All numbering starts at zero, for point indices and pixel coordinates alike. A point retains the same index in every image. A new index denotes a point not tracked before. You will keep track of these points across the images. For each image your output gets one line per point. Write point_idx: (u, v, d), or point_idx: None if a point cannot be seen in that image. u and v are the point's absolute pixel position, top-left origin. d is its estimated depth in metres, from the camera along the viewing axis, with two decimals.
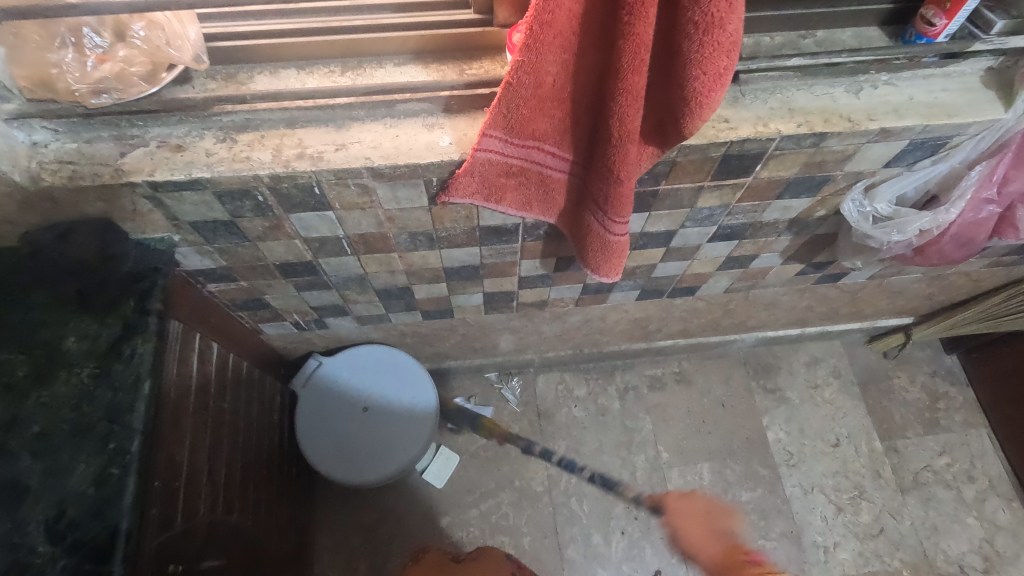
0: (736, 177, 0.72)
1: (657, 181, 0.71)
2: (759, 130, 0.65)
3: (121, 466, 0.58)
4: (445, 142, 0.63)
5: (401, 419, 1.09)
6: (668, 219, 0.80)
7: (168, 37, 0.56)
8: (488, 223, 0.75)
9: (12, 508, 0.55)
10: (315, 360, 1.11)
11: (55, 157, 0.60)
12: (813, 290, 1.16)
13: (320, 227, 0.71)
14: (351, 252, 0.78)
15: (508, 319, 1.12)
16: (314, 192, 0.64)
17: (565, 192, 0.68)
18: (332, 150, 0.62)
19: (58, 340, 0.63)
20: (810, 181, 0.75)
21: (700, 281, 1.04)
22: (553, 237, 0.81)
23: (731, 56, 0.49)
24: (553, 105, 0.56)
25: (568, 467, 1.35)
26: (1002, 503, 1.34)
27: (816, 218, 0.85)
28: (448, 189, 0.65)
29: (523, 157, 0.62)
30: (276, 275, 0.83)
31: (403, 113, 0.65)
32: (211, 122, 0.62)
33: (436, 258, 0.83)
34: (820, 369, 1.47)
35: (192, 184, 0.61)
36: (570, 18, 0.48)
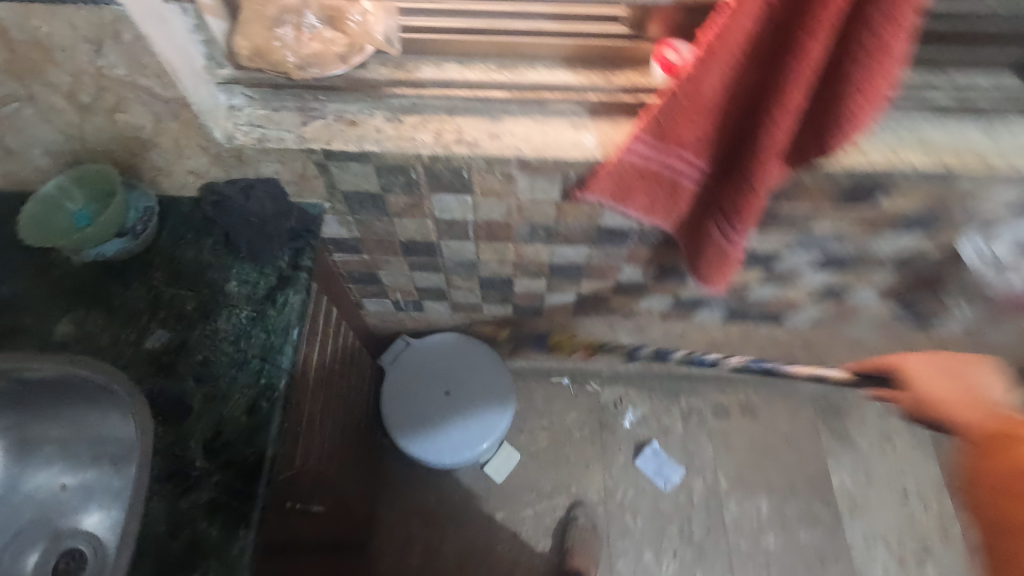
0: (857, 205, 0.74)
1: (779, 200, 0.74)
2: (892, 160, 0.67)
3: (270, 399, 0.64)
4: (590, 142, 0.68)
5: (479, 407, 1.13)
6: (779, 239, 0.82)
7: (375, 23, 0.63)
8: (607, 223, 0.79)
9: (177, 423, 0.62)
10: (404, 341, 1.16)
11: (248, 120, 0.68)
12: (902, 334, 1.15)
13: (455, 210, 0.78)
14: (472, 237, 0.84)
15: (592, 325, 1.16)
16: (462, 175, 0.70)
17: (690, 201, 0.72)
18: (486, 138, 0.68)
19: (223, 282, 0.71)
20: (929, 217, 0.76)
21: (790, 309, 1.05)
22: (664, 245, 0.85)
23: (889, 85, 0.52)
24: (702, 117, 0.61)
25: (625, 480, 1.36)
26: None
27: (925, 257, 0.86)
28: (585, 186, 0.71)
29: (662, 163, 0.66)
30: (398, 253, 0.90)
31: (552, 111, 0.70)
32: (382, 103, 0.69)
33: (546, 253, 0.88)
34: (892, 418, 1.44)
35: (361, 156, 0.68)
36: (741, 36, 0.52)
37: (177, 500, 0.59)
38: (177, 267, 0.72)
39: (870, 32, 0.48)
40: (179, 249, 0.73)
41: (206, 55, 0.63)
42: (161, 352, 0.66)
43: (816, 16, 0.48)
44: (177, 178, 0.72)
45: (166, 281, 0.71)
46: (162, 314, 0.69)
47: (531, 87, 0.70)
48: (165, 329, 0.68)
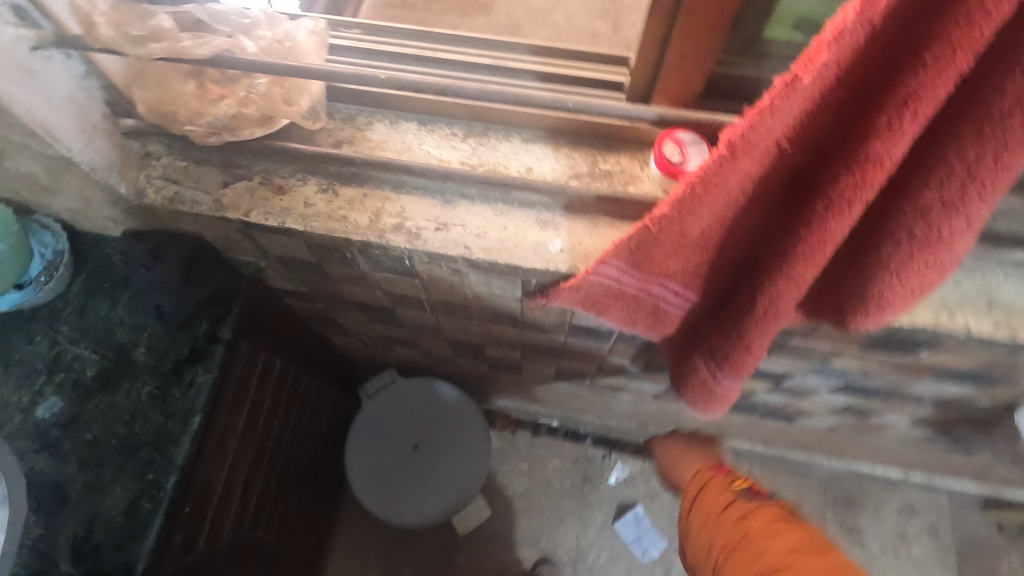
0: (891, 353, 0.59)
1: (790, 336, 0.59)
2: (942, 321, 0.51)
3: (152, 501, 0.57)
4: (555, 247, 0.55)
5: (449, 466, 1.05)
6: (790, 364, 0.68)
7: (288, 90, 0.56)
8: (581, 322, 0.67)
9: (49, 514, 0.56)
10: (389, 376, 1.07)
11: (163, 173, 0.59)
12: (937, 452, 0.98)
13: (404, 287, 0.67)
14: (429, 310, 0.73)
15: (577, 388, 1.04)
16: (404, 263, 0.59)
17: (679, 324, 0.58)
18: (432, 228, 0.56)
19: (130, 347, 0.63)
20: (984, 376, 0.60)
21: (805, 414, 0.90)
22: (651, 349, 0.72)
23: (943, 273, 0.37)
24: (692, 252, 0.46)
25: (600, 543, 1.27)
26: None
27: (975, 404, 0.69)
28: (548, 295, 0.58)
29: (641, 288, 0.53)
30: (352, 308, 0.80)
31: (518, 201, 0.57)
32: (318, 168, 0.58)
33: (516, 333, 0.76)
34: (915, 521, 1.28)
35: (283, 231, 0.57)
36: (744, 182, 0.38)
37: None
38: (86, 323, 0.64)
39: (921, 217, 0.33)
40: (92, 300, 0.65)
41: (108, 102, 0.54)
42: (49, 425, 0.60)
43: (845, 187, 0.33)
44: (94, 222, 0.64)
45: (70, 338, 0.63)
46: (59, 378, 0.62)
47: (496, 169, 0.57)
48: (58, 397, 0.61)
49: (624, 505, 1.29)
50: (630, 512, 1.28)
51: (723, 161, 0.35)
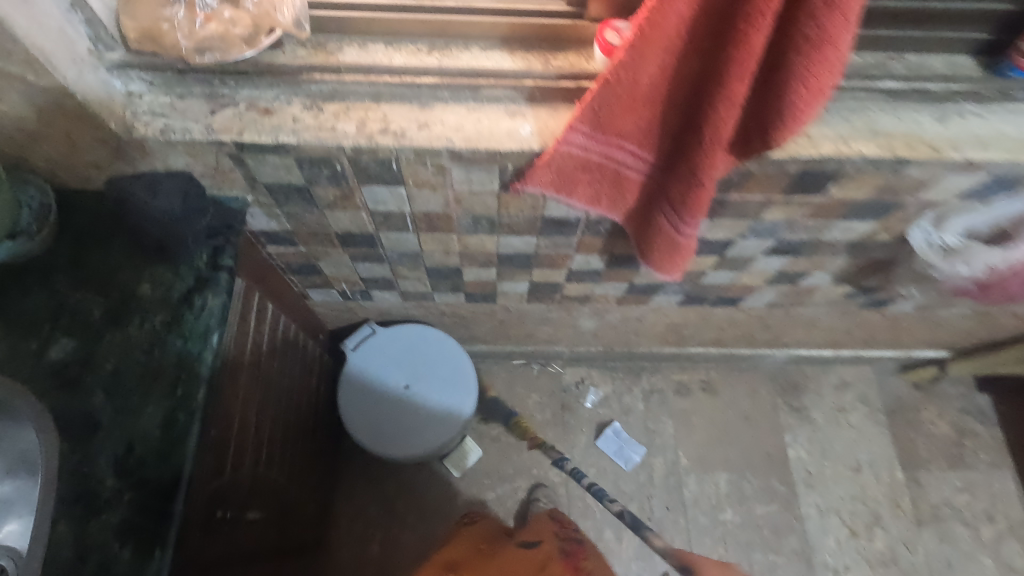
0: (807, 194, 0.71)
1: (728, 190, 0.70)
2: (841, 149, 0.64)
3: (186, 412, 0.60)
4: (525, 131, 0.63)
5: (440, 399, 1.11)
6: (730, 227, 0.80)
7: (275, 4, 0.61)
8: (552, 213, 0.76)
9: (84, 441, 0.58)
10: (369, 328, 1.13)
11: (149, 109, 0.62)
12: (857, 313, 1.15)
13: (388, 201, 0.73)
14: (411, 229, 0.80)
15: (547, 310, 1.13)
16: (391, 167, 0.65)
17: (637, 191, 0.68)
18: (414, 127, 0.63)
19: (134, 286, 0.65)
20: (881, 205, 0.74)
21: (747, 292, 1.03)
22: (614, 235, 0.81)
23: (835, 74, 0.49)
24: (643, 107, 0.56)
25: (586, 461, 1.37)
26: (1020, 547, 1.33)
27: (877, 242, 0.84)
28: (524, 178, 0.66)
29: (604, 154, 0.62)
30: (335, 244, 0.85)
31: (486, 98, 0.65)
32: (300, 88, 0.63)
33: (492, 243, 0.84)
34: (849, 393, 1.46)
35: (277, 148, 0.62)
36: (679, 23, 0.48)
37: (85, 524, 0.56)
38: (82, 271, 0.66)
39: (811, 20, 0.44)
40: (84, 250, 0.67)
41: (91, 37, 0.56)
42: (66, 364, 0.61)
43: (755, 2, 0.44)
44: (77, 171, 0.66)
45: (69, 286, 0.65)
46: (66, 323, 0.63)
47: (463, 71, 0.64)
48: (70, 338, 0.63)
49: (606, 424, 1.40)
50: (610, 427, 1.39)
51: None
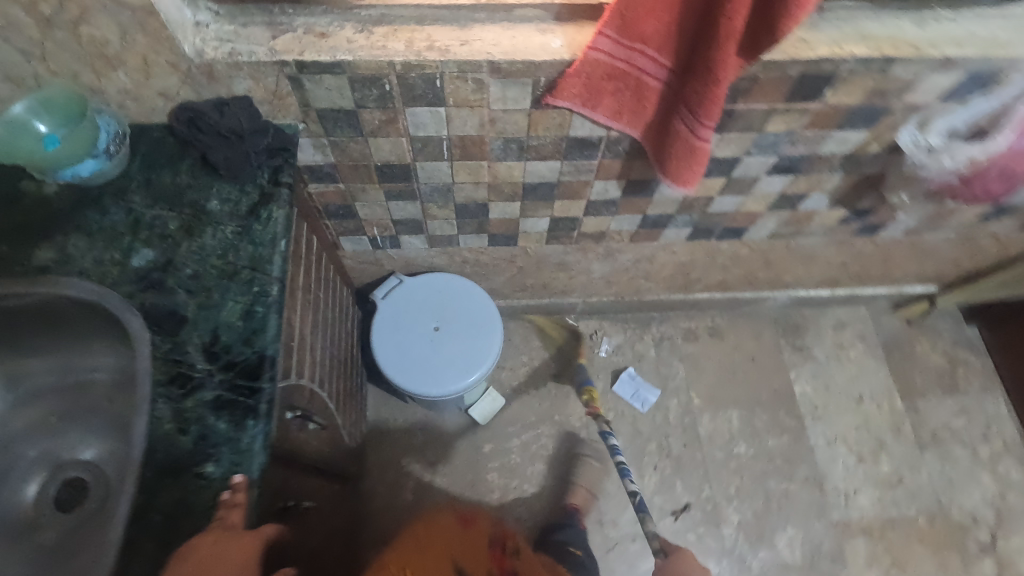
0: (805, 100, 0.79)
1: (736, 99, 0.78)
2: (835, 51, 0.72)
3: (263, 306, 0.66)
4: (556, 44, 0.71)
5: (468, 339, 1.17)
6: (736, 143, 0.88)
7: None
8: (577, 133, 0.83)
9: (173, 332, 0.64)
10: (396, 278, 1.20)
11: (216, 36, 0.68)
12: (851, 242, 1.23)
13: (428, 125, 0.80)
14: (446, 157, 0.86)
15: (565, 252, 1.20)
16: (435, 85, 0.72)
17: (657, 100, 0.76)
18: (456, 44, 0.70)
19: (204, 201, 0.71)
20: (871, 111, 0.82)
21: (750, 221, 1.12)
22: (631, 156, 0.89)
23: None
24: (665, 8, 0.64)
25: (604, 406, 1.43)
26: (1015, 463, 1.41)
27: (868, 155, 0.92)
28: (555, 91, 0.74)
29: (628, 59, 0.70)
30: (373, 179, 0.91)
31: (519, 18, 0.72)
32: (351, 15, 0.70)
33: (520, 171, 0.91)
34: (847, 331, 1.55)
35: (334, 66, 0.69)
36: None
37: (180, 402, 0.61)
38: (155, 190, 0.72)
39: None
40: (154, 173, 0.73)
41: None
42: (150, 269, 0.67)
43: None
44: (146, 101, 0.72)
45: (144, 204, 0.71)
46: (145, 235, 0.69)
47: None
48: (150, 248, 0.68)
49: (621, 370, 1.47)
50: (626, 372, 1.46)
51: None
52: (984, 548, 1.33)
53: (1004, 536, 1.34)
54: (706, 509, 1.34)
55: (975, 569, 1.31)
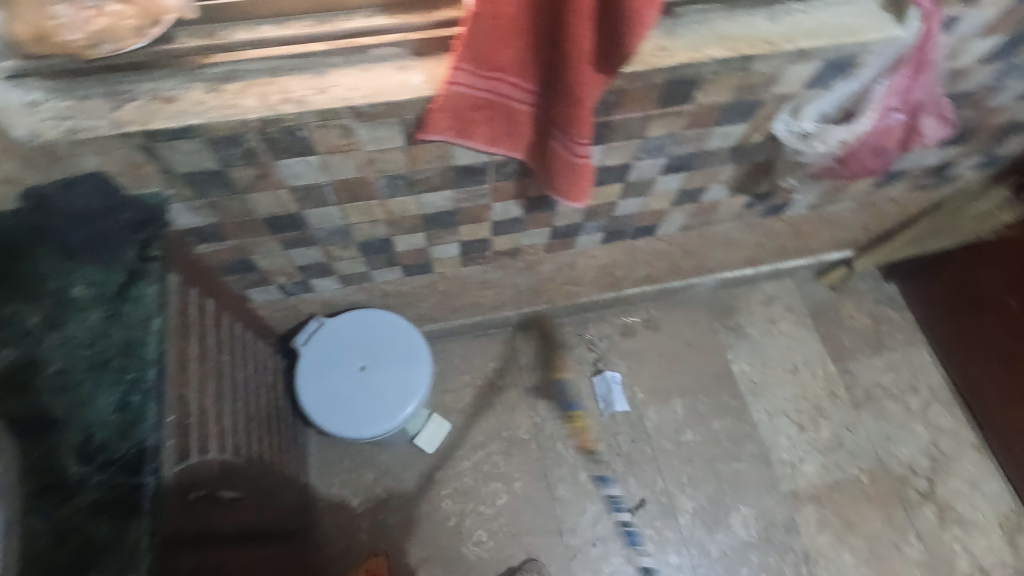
0: (678, 104, 0.80)
1: (610, 112, 0.79)
2: (694, 55, 0.73)
3: (140, 393, 0.63)
4: (416, 81, 0.70)
5: (396, 373, 1.15)
6: (622, 151, 0.88)
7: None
8: (461, 162, 0.82)
9: (43, 435, 0.60)
10: (317, 321, 1.17)
11: (53, 114, 0.64)
12: (760, 223, 1.27)
13: (305, 173, 0.77)
14: (334, 201, 0.84)
15: (485, 271, 1.19)
16: (299, 135, 0.70)
17: (530, 123, 0.75)
18: (313, 93, 0.68)
19: (68, 288, 0.68)
20: (745, 105, 0.84)
21: (658, 218, 1.13)
22: (522, 176, 0.88)
23: None
24: (512, 37, 0.64)
25: (551, 414, 1.44)
26: (944, 409, 1.49)
27: (753, 144, 0.94)
28: (424, 126, 0.73)
29: (490, 89, 0.69)
30: (264, 232, 0.88)
31: (376, 57, 0.71)
32: (198, 74, 0.67)
33: (414, 204, 0.90)
34: (776, 305, 1.60)
35: (186, 132, 0.66)
36: None
37: (57, 510, 0.58)
38: (13, 282, 0.68)
39: None
40: (12, 262, 0.69)
41: None
42: (10, 371, 0.63)
43: None
44: None
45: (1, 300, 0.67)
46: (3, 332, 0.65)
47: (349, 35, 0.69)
48: (8, 347, 0.64)
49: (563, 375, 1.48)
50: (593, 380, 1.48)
51: None
52: (923, 495, 1.39)
53: (940, 480, 1.41)
54: (661, 502, 1.36)
55: (918, 517, 1.37)
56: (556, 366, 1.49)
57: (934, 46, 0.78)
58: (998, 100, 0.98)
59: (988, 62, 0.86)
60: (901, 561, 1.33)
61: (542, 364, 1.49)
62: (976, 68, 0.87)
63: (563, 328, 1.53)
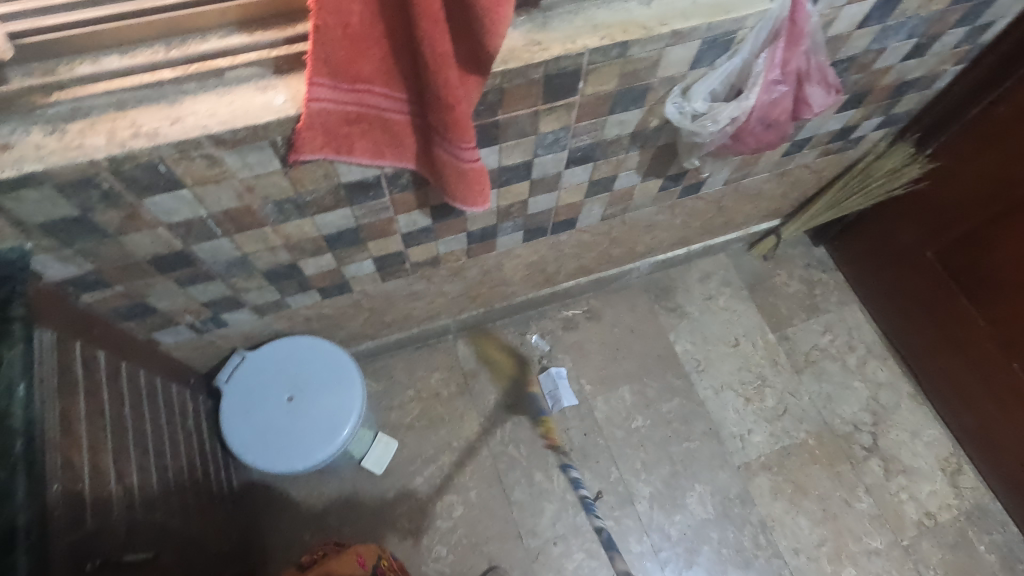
0: (564, 97, 0.79)
1: (494, 112, 0.77)
2: (569, 47, 0.72)
3: (7, 468, 0.60)
4: (279, 101, 0.66)
5: (326, 400, 1.11)
6: (519, 150, 0.87)
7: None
8: (348, 179, 0.79)
9: None
10: (239, 355, 1.13)
11: None
12: (680, 204, 1.27)
13: (179, 209, 0.73)
14: (221, 233, 0.80)
15: (409, 284, 1.16)
16: (160, 170, 0.66)
17: (411, 133, 0.73)
18: (167, 124, 0.64)
19: None
20: (633, 91, 0.83)
21: (575, 211, 1.12)
22: (419, 186, 0.86)
23: None
24: (368, 47, 0.61)
25: (500, 417, 1.42)
26: (880, 363, 1.53)
27: (652, 129, 0.93)
28: (296, 147, 0.69)
29: (358, 102, 0.66)
30: (152, 273, 0.83)
31: (235, 79, 0.67)
32: (37, 116, 0.63)
33: (311, 227, 0.86)
34: (713, 281, 1.61)
35: (27, 180, 0.61)
36: None
37: None
38: None
39: None
40: None
41: None
42: None
43: None
44: None
45: None
46: None
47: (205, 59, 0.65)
48: None
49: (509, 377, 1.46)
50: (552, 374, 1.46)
51: None
52: (868, 450, 1.43)
53: (883, 433, 1.45)
54: (618, 492, 1.36)
55: (865, 472, 1.40)
56: (501, 369, 1.47)
57: (805, 16, 0.78)
58: (884, 62, 1.00)
59: (864, 26, 0.88)
60: (854, 517, 1.36)
61: (487, 368, 1.47)
62: (853, 33, 0.88)
63: (505, 330, 1.52)
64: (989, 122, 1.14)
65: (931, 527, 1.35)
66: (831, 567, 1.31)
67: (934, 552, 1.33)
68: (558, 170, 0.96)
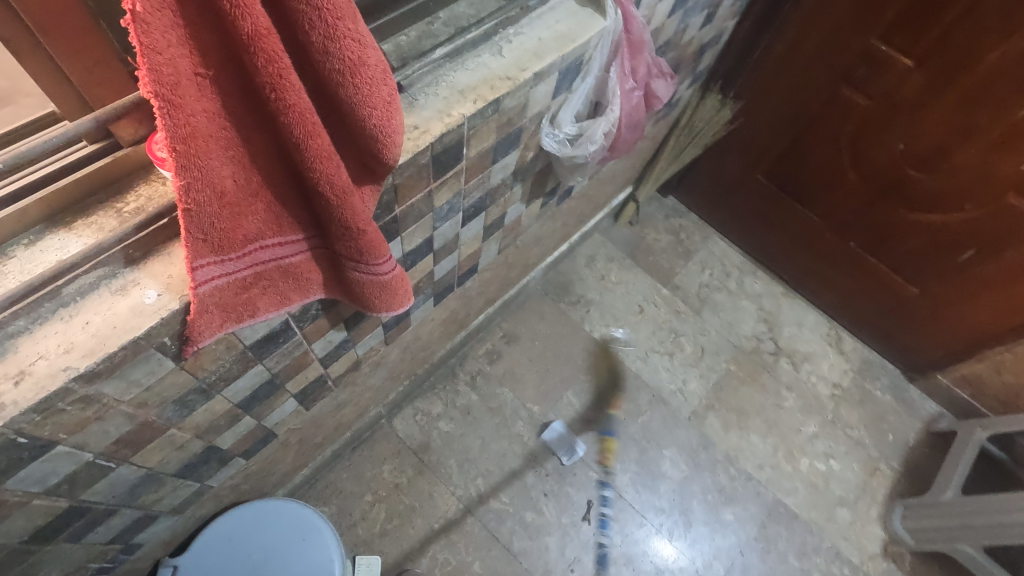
0: (451, 168, 0.74)
1: (391, 209, 0.70)
2: (447, 122, 0.67)
3: None
4: (151, 298, 0.53)
5: (297, 568, 0.98)
6: (419, 232, 0.80)
7: None
8: (253, 339, 0.66)
9: None
10: (169, 567, 0.93)
11: None
12: (559, 210, 1.30)
13: (55, 468, 0.56)
14: (117, 464, 0.63)
15: (335, 397, 1.04)
16: (18, 443, 0.49)
17: (316, 266, 0.63)
18: (12, 385, 0.48)
19: None
20: (510, 137, 0.81)
21: (476, 258, 1.08)
22: (329, 307, 0.76)
23: (388, 83, 0.49)
24: (249, 203, 0.50)
25: (468, 477, 1.36)
26: (753, 277, 1.74)
27: (530, 161, 0.93)
28: (191, 339, 0.56)
29: (252, 263, 0.55)
30: (34, 547, 0.64)
31: (77, 291, 0.53)
32: None
33: (221, 404, 0.72)
34: (599, 261, 1.69)
35: None
36: (211, 118, 0.43)
37: None
38: None
39: (327, 56, 0.43)
40: None
41: None
42: None
43: (265, 70, 0.40)
44: None
45: None
46: None
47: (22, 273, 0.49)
48: None
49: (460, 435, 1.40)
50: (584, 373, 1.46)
51: (168, 110, 0.39)
52: (774, 354, 1.62)
53: (779, 335, 1.65)
54: (604, 492, 1.39)
55: (780, 373, 1.60)
56: (449, 428, 1.40)
57: (636, 26, 0.83)
58: (688, 35, 1.10)
59: (673, 13, 0.95)
60: (788, 415, 1.54)
61: (435, 435, 1.39)
62: (666, 22, 0.95)
63: (435, 389, 1.44)
64: (773, 59, 1.33)
65: (841, 394, 1.59)
66: (790, 465, 1.48)
67: (852, 413, 1.56)
68: (456, 233, 0.92)
